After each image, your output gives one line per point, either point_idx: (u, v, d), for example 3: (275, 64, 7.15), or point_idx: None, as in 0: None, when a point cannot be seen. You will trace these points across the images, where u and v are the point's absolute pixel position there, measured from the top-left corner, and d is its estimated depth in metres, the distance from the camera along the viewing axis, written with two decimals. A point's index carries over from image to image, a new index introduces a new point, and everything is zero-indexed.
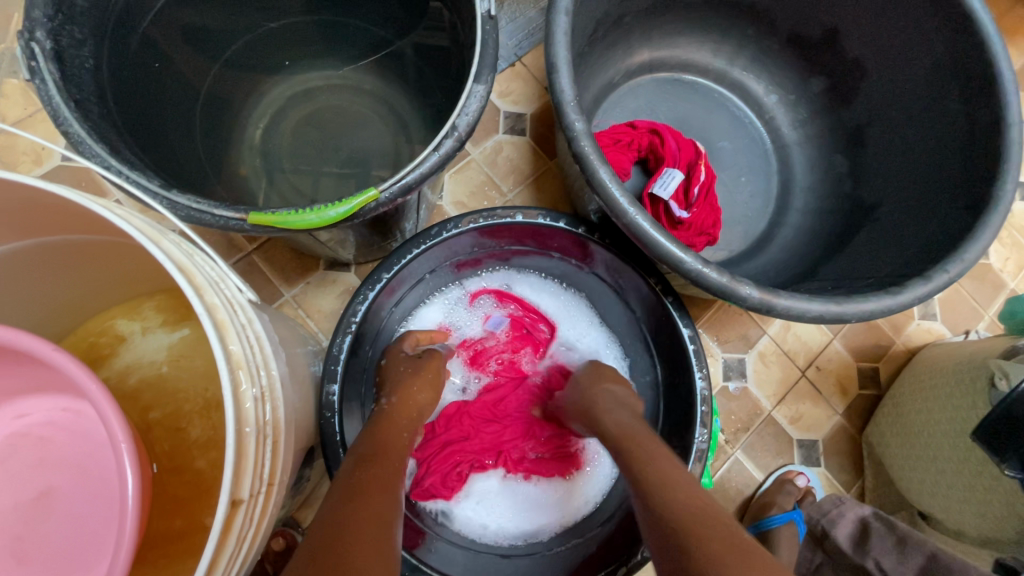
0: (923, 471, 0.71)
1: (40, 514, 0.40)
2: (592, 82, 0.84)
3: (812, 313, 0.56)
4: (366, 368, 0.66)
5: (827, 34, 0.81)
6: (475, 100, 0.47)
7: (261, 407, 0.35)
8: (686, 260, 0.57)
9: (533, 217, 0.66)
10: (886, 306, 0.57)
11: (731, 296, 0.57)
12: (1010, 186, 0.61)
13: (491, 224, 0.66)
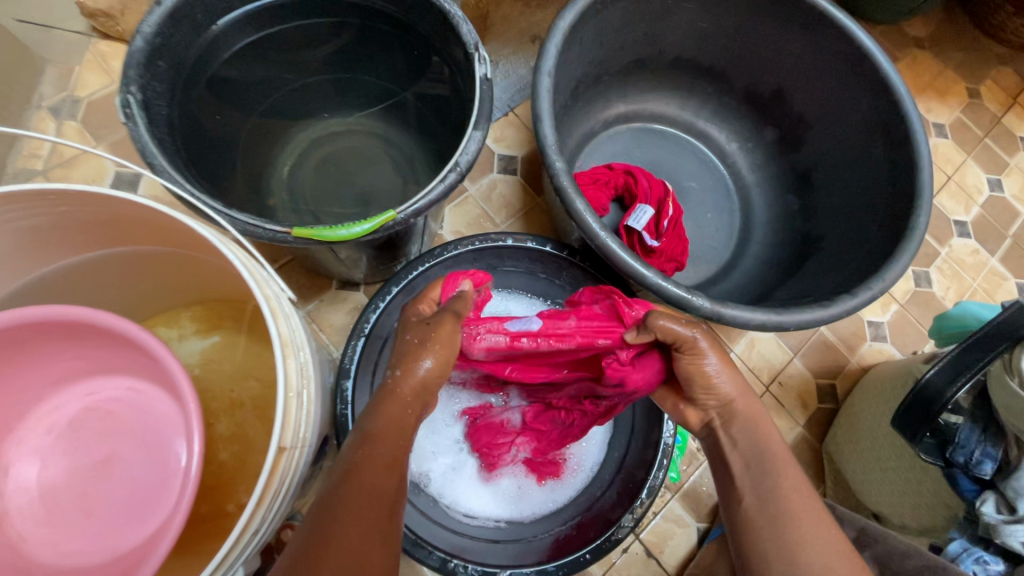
0: (872, 473, 0.79)
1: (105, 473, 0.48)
2: (574, 130, 0.96)
3: (755, 321, 0.66)
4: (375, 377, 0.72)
5: (775, 93, 0.95)
6: (473, 143, 0.58)
7: (303, 377, 0.45)
8: (648, 276, 0.67)
9: (523, 241, 0.77)
10: (820, 315, 0.68)
11: (687, 307, 0.67)
12: (923, 219, 0.72)
13: (485, 247, 0.77)
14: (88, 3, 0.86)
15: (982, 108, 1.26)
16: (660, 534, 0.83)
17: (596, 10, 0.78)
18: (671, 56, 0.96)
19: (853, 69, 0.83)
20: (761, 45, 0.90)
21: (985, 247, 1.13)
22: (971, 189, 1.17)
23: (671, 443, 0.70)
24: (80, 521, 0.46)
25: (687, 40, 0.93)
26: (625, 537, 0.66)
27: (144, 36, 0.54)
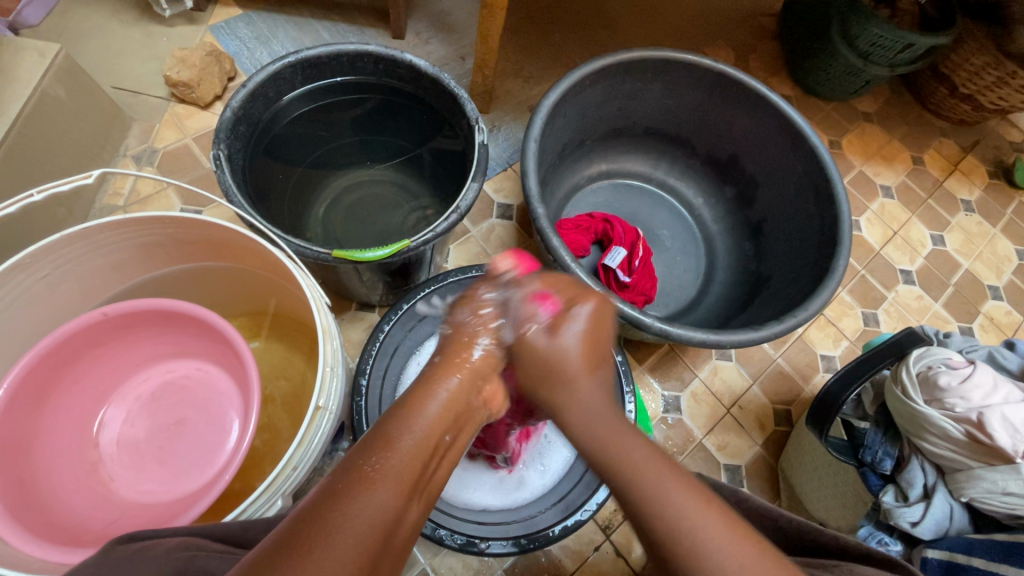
0: (799, 482, 0.88)
1: (179, 431, 0.65)
2: (559, 184, 1.16)
3: (696, 338, 0.81)
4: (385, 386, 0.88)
5: (729, 158, 1.14)
6: (472, 192, 0.73)
7: (329, 374, 0.57)
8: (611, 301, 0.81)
9: None
10: (744, 338, 0.83)
11: (639, 325, 0.81)
12: (843, 262, 0.88)
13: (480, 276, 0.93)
14: (173, 76, 1.08)
15: (925, 174, 1.43)
16: (629, 536, 0.94)
17: (575, 91, 0.98)
18: (644, 126, 1.16)
19: (791, 141, 1.01)
20: (716, 118, 1.09)
21: (928, 294, 1.27)
22: (915, 243, 1.32)
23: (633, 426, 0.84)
24: (155, 467, 0.62)
25: (655, 115, 1.13)
26: (587, 518, 0.79)
27: (231, 109, 0.74)
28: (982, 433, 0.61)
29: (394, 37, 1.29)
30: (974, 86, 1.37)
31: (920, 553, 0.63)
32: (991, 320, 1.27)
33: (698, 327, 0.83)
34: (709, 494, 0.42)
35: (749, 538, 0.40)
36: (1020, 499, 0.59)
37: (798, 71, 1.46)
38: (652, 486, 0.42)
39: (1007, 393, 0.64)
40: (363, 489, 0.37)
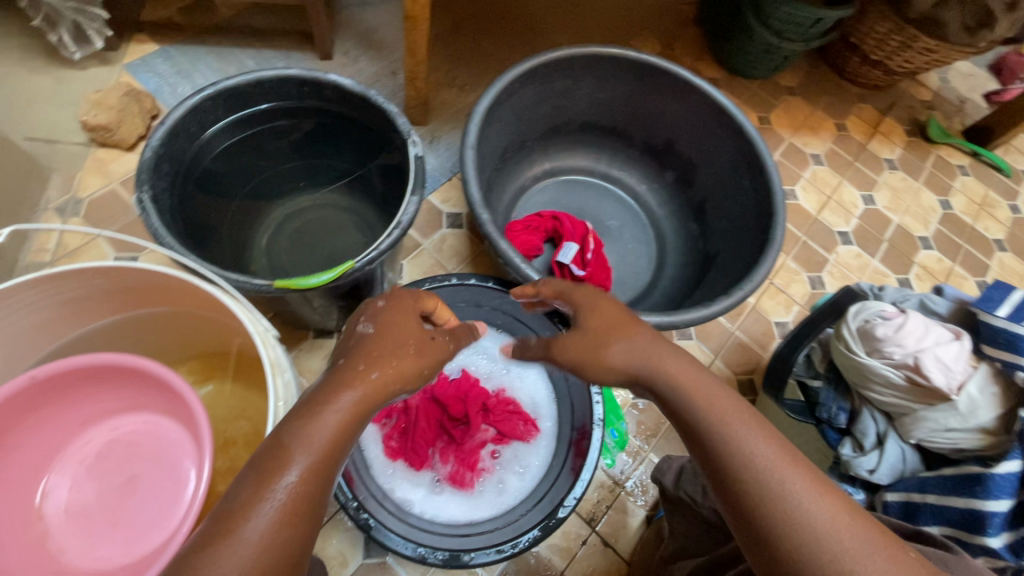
0: None
1: (131, 489, 0.62)
2: (504, 187, 1.17)
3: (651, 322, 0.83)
4: None
5: (666, 144, 1.17)
6: (412, 206, 0.72)
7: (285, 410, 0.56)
8: None
9: (466, 280, 0.95)
10: (695, 316, 0.85)
11: None
12: (780, 231, 0.92)
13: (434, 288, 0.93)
14: (90, 120, 1.04)
15: (850, 140, 1.51)
16: (615, 525, 0.95)
17: (508, 94, 0.99)
18: (581, 121, 1.18)
19: (720, 122, 1.05)
20: (649, 106, 1.13)
21: (865, 251, 1.34)
22: (848, 205, 1.40)
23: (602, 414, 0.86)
24: (108, 530, 0.59)
25: (589, 110, 1.16)
26: (568, 513, 0.79)
27: (151, 149, 0.71)
28: (920, 377, 0.64)
29: (322, 58, 1.28)
30: (882, 52, 1.46)
31: (879, 495, 0.68)
32: (926, 268, 1.35)
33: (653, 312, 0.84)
34: (756, 435, 0.48)
35: (790, 497, 0.43)
36: (962, 433, 0.62)
37: (721, 53, 1.52)
38: (732, 435, 0.48)
39: (940, 330, 0.67)
40: (219, 529, 0.40)
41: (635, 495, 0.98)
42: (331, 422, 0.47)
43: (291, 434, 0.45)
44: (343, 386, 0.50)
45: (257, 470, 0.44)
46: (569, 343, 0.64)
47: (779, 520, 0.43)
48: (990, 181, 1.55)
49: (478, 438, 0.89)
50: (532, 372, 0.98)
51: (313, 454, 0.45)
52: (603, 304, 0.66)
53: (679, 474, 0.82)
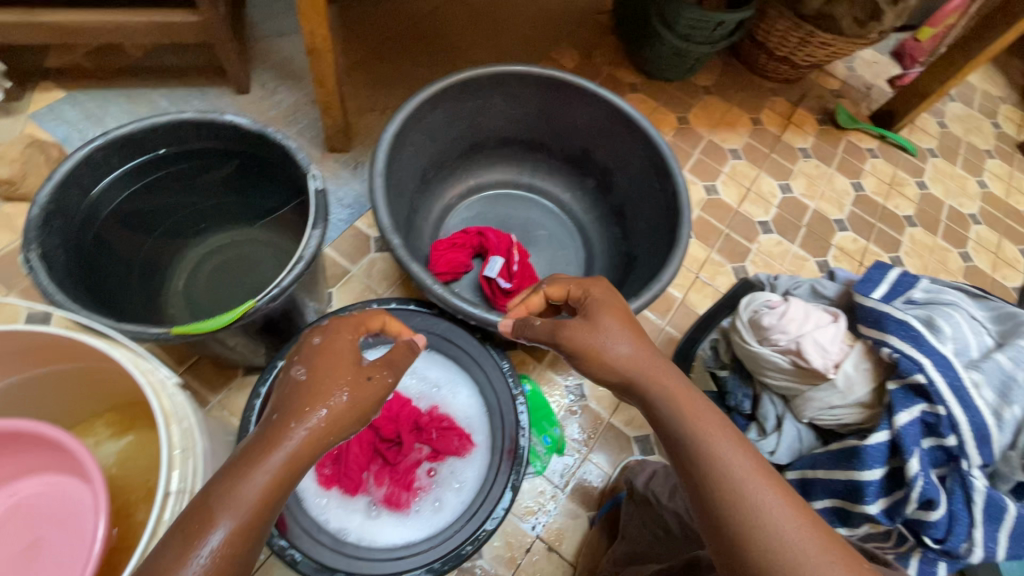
0: None
1: (33, 552, 0.61)
2: (428, 207, 1.19)
3: None
4: None
5: (583, 152, 1.21)
6: (314, 240, 0.74)
7: (184, 456, 0.57)
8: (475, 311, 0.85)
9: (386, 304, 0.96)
10: None
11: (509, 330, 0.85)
12: (686, 231, 0.96)
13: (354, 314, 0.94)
14: None
15: (765, 132, 1.59)
16: (558, 529, 0.98)
17: (417, 119, 1.00)
18: (499, 137, 1.21)
19: (627, 129, 1.09)
20: (561, 118, 1.16)
21: (786, 238, 1.40)
22: (767, 195, 1.46)
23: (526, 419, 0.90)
24: None
25: (505, 126, 1.19)
26: (497, 523, 0.82)
27: (38, 206, 0.70)
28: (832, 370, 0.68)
29: (239, 93, 1.28)
30: (785, 48, 1.54)
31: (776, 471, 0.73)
32: (842, 249, 1.42)
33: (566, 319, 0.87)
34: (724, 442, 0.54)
35: (754, 506, 0.50)
36: (843, 409, 0.68)
37: (638, 59, 1.58)
38: (712, 445, 0.54)
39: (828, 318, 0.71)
40: None
41: (577, 496, 1.01)
42: (259, 485, 0.48)
43: (220, 493, 0.46)
44: (272, 444, 0.50)
45: (182, 533, 0.45)
46: (573, 332, 0.65)
47: (748, 527, 0.49)
48: (898, 161, 1.65)
49: (411, 458, 0.90)
50: (465, 389, 0.99)
51: (238, 515, 0.46)
52: (614, 306, 0.67)
53: (651, 478, 0.91)
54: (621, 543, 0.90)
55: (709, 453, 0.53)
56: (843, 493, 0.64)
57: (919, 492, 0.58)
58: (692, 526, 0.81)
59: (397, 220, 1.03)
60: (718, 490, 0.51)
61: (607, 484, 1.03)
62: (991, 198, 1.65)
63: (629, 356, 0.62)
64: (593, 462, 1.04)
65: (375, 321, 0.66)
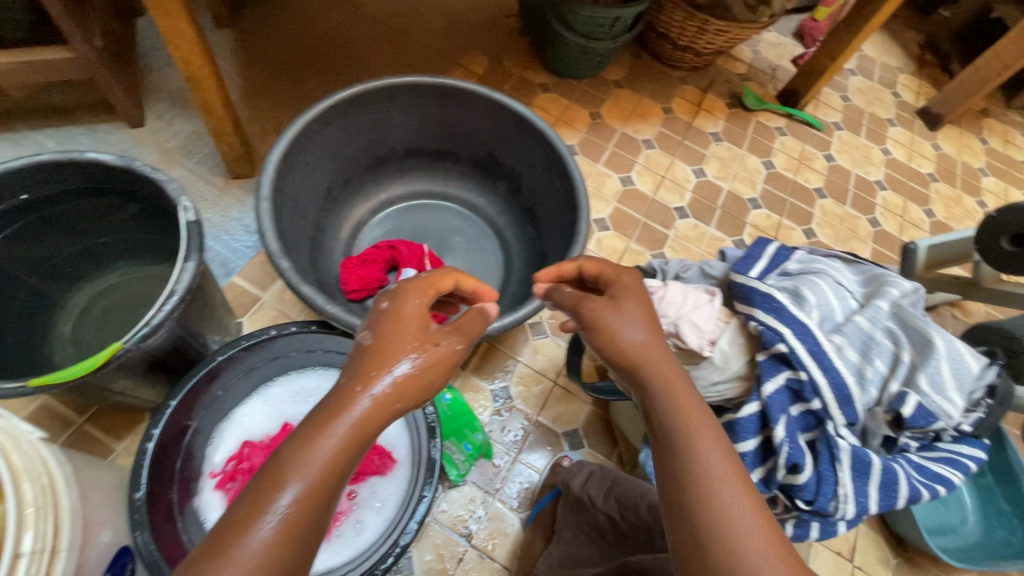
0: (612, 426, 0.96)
1: None
2: (338, 225, 1.17)
3: None
4: (175, 475, 0.83)
5: (489, 156, 1.21)
6: (187, 273, 0.72)
7: (39, 513, 0.54)
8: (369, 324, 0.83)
9: (287, 328, 0.89)
10: None
11: None
12: (583, 225, 0.98)
13: (253, 342, 0.90)
14: None
15: (676, 120, 1.63)
16: (491, 533, 0.98)
17: (307, 138, 0.98)
18: (403, 148, 1.21)
19: (525, 130, 1.10)
20: (462, 124, 1.16)
21: (702, 221, 1.44)
22: (681, 181, 1.50)
23: None
24: None
25: (406, 138, 1.18)
26: (409, 539, 0.80)
27: None
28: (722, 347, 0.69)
29: (133, 126, 1.24)
30: (686, 37, 1.58)
31: None
32: (757, 227, 1.47)
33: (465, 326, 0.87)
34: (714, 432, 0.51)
35: (728, 507, 0.47)
36: (724, 385, 0.69)
37: (546, 59, 1.60)
38: (695, 440, 0.51)
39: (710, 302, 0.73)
40: None
41: (509, 497, 1.01)
42: (326, 454, 0.44)
43: (290, 456, 0.44)
44: (338, 410, 0.47)
45: (248, 502, 0.42)
46: (592, 307, 0.61)
47: (719, 528, 0.46)
48: (806, 137, 1.71)
49: None
50: None
51: (308, 477, 0.43)
52: (639, 292, 0.63)
53: (586, 481, 0.92)
54: (556, 546, 0.88)
55: (687, 450, 0.50)
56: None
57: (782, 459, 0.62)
58: (622, 527, 0.84)
59: (297, 241, 1.01)
60: (690, 486, 0.49)
61: (538, 482, 1.03)
62: (895, 164, 1.74)
63: (641, 339, 0.57)
64: (523, 463, 1.05)
65: (448, 280, 0.63)
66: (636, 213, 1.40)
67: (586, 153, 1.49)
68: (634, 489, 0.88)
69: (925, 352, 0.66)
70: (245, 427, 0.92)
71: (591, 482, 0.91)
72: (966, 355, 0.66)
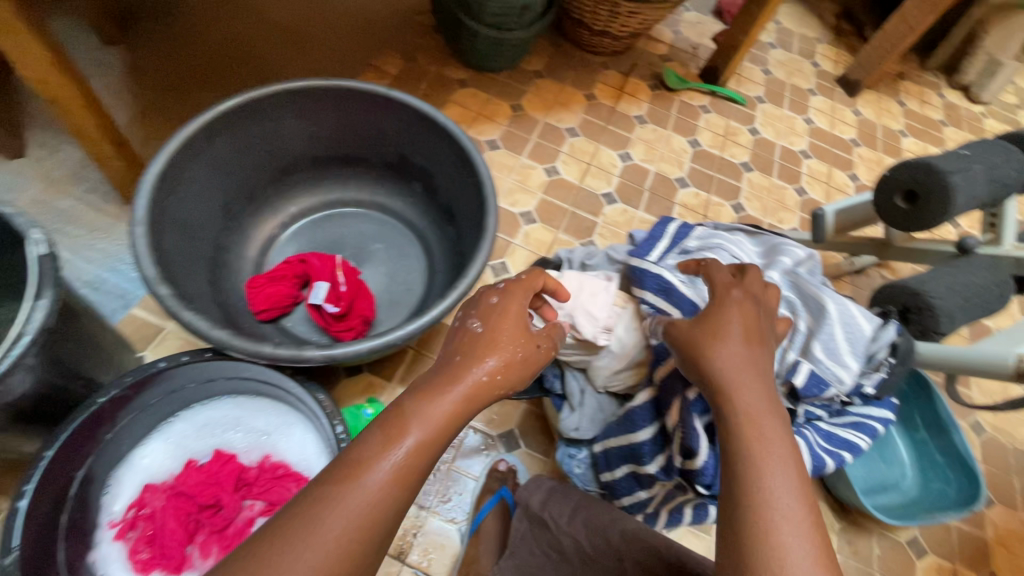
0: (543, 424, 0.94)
1: None
2: (243, 242, 1.11)
3: (362, 349, 0.81)
4: (60, 531, 0.76)
5: (400, 158, 1.17)
6: (39, 311, 0.66)
7: None
8: (260, 347, 0.77)
9: (177, 359, 0.83)
10: (417, 327, 0.84)
11: (301, 360, 0.78)
12: (491, 221, 0.94)
13: (141, 378, 0.81)
14: None
15: (600, 106, 1.61)
16: (427, 547, 0.94)
17: (191, 154, 0.92)
18: (307, 157, 1.15)
19: (430, 127, 1.06)
20: (366, 127, 1.12)
21: (631, 205, 1.43)
22: (607, 166, 1.49)
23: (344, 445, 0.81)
24: None
25: (308, 145, 1.13)
26: None
27: None
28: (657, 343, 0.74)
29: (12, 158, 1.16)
30: (601, 22, 1.57)
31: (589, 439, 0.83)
32: (686, 206, 1.47)
33: (367, 338, 0.82)
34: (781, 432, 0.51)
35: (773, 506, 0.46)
36: (619, 375, 0.79)
37: (462, 54, 1.56)
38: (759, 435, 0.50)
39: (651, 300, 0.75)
40: None
41: (445, 508, 0.97)
42: (421, 435, 0.48)
43: (414, 415, 0.49)
44: (438, 396, 0.51)
45: (334, 477, 0.45)
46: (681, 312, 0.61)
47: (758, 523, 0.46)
48: (730, 113, 1.72)
49: (239, 518, 0.83)
50: (299, 428, 0.92)
51: (426, 430, 0.48)
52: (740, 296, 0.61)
53: (547, 498, 0.84)
54: (506, 559, 0.81)
55: (751, 439, 0.50)
56: (630, 458, 0.76)
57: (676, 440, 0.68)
58: (588, 553, 0.76)
59: (192, 264, 0.94)
60: (743, 478, 0.49)
61: (474, 489, 1.00)
62: (818, 132, 1.76)
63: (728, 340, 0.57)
64: (458, 471, 1.01)
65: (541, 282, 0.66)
66: (562, 203, 1.38)
67: (509, 146, 1.46)
68: (604, 514, 0.79)
69: (818, 317, 0.71)
70: (147, 469, 0.87)
71: (552, 499, 0.83)
72: (859, 317, 0.71)
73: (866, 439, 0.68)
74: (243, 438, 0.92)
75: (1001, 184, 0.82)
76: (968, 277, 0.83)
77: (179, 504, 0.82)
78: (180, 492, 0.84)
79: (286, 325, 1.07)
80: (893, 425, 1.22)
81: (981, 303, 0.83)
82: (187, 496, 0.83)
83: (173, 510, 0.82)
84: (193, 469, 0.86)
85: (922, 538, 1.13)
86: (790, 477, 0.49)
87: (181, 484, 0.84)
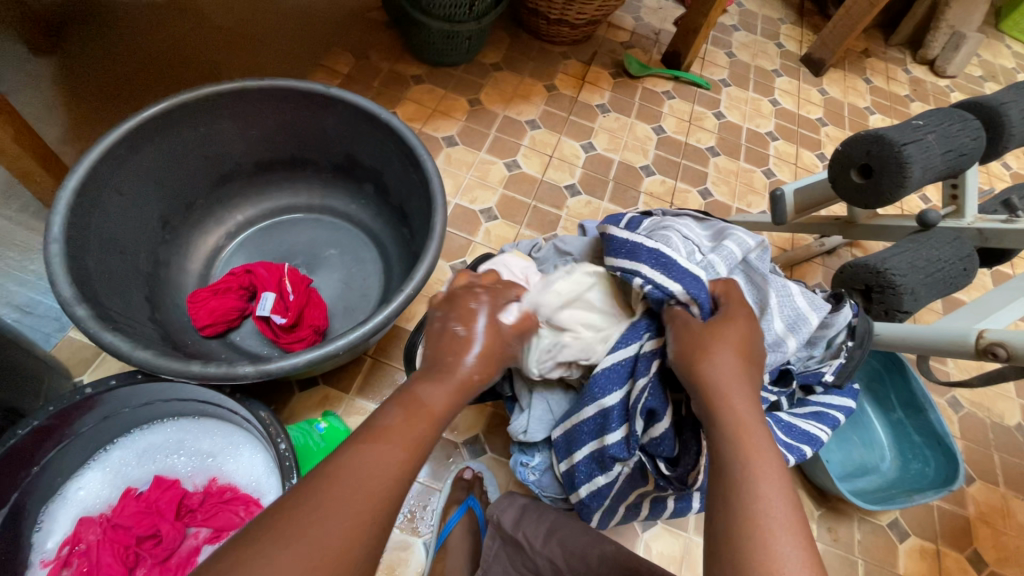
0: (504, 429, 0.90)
1: None
2: (185, 255, 1.06)
3: (301, 361, 0.75)
4: None
5: (348, 158, 1.12)
6: None
7: None
8: (190, 367, 0.72)
9: (104, 383, 0.77)
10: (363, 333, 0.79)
11: (234, 377, 0.73)
12: (439, 218, 0.90)
13: (64, 408, 0.75)
14: None
15: (561, 96, 1.57)
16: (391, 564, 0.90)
17: (115, 165, 0.86)
18: (249, 162, 1.10)
19: (374, 124, 1.01)
20: (308, 127, 1.07)
21: (595, 196, 1.39)
22: (570, 157, 1.45)
23: (290, 463, 0.76)
24: None
25: (249, 150, 1.08)
26: None
27: None
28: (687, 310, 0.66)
29: None
30: (556, 10, 1.53)
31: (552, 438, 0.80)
32: (652, 194, 1.43)
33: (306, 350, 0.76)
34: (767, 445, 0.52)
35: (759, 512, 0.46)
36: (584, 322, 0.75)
37: (415, 50, 1.52)
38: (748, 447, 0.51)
39: (647, 275, 0.68)
40: None
41: (408, 521, 0.93)
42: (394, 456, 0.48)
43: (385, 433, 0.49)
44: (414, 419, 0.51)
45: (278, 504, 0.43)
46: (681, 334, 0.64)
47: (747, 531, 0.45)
48: (694, 97, 1.69)
49: (183, 548, 0.79)
50: (247, 448, 0.88)
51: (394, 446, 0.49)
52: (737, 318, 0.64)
53: (520, 517, 0.83)
54: None
55: (744, 448, 0.51)
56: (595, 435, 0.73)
57: (639, 405, 0.68)
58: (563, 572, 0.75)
59: (122, 280, 0.89)
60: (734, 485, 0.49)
61: (439, 500, 0.96)
62: (784, 113, 1.74)
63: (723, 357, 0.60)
64: (421, 483, 0.97)
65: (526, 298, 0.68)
66: (523, 197, 1.34)
67: (467, 142, 1.41)
68: (580, 536, 0.77)
69: (759, 312, 0.72)
70: (83, 502, 0.81)
71: (525, 518, 0.82)
72: (802, 308, 0.73)
73: (824, 430, 0.74)
74: (188, 462, 0.87)
75: (958, 154, 0.79)
76: (930, 252, 0.80)
77: (117, 537, 0.77)
78: (117, 523, 0.78)
79: (235, 339, 1.02)
80: (869, 405, 1.20)
81: (945, 278, 0.80)
82: (125, 528, 0.78)
83: (110, 544, 0.76)
84: (131, 498, 0.81)
85: (903, 520, 1.11)
86: (782, 493, 0.48)
87: (118, 515, 0.79)
